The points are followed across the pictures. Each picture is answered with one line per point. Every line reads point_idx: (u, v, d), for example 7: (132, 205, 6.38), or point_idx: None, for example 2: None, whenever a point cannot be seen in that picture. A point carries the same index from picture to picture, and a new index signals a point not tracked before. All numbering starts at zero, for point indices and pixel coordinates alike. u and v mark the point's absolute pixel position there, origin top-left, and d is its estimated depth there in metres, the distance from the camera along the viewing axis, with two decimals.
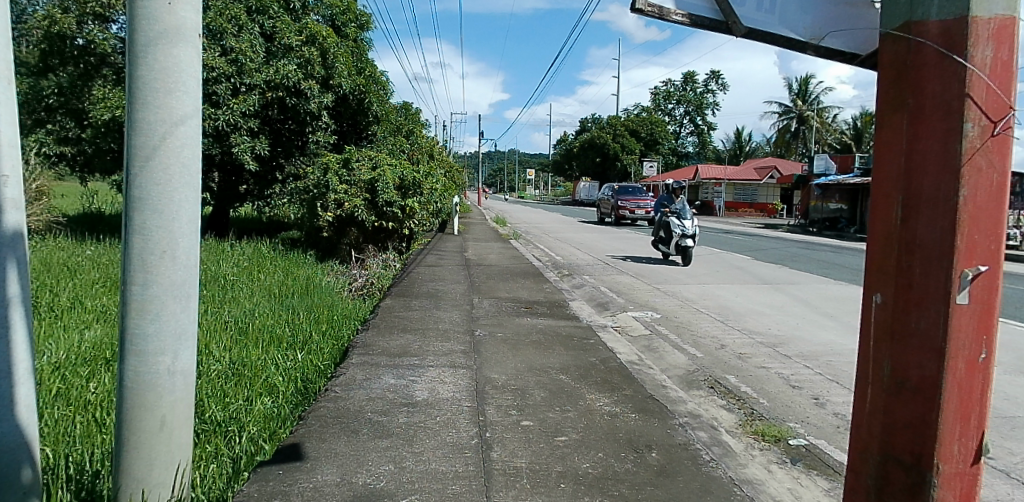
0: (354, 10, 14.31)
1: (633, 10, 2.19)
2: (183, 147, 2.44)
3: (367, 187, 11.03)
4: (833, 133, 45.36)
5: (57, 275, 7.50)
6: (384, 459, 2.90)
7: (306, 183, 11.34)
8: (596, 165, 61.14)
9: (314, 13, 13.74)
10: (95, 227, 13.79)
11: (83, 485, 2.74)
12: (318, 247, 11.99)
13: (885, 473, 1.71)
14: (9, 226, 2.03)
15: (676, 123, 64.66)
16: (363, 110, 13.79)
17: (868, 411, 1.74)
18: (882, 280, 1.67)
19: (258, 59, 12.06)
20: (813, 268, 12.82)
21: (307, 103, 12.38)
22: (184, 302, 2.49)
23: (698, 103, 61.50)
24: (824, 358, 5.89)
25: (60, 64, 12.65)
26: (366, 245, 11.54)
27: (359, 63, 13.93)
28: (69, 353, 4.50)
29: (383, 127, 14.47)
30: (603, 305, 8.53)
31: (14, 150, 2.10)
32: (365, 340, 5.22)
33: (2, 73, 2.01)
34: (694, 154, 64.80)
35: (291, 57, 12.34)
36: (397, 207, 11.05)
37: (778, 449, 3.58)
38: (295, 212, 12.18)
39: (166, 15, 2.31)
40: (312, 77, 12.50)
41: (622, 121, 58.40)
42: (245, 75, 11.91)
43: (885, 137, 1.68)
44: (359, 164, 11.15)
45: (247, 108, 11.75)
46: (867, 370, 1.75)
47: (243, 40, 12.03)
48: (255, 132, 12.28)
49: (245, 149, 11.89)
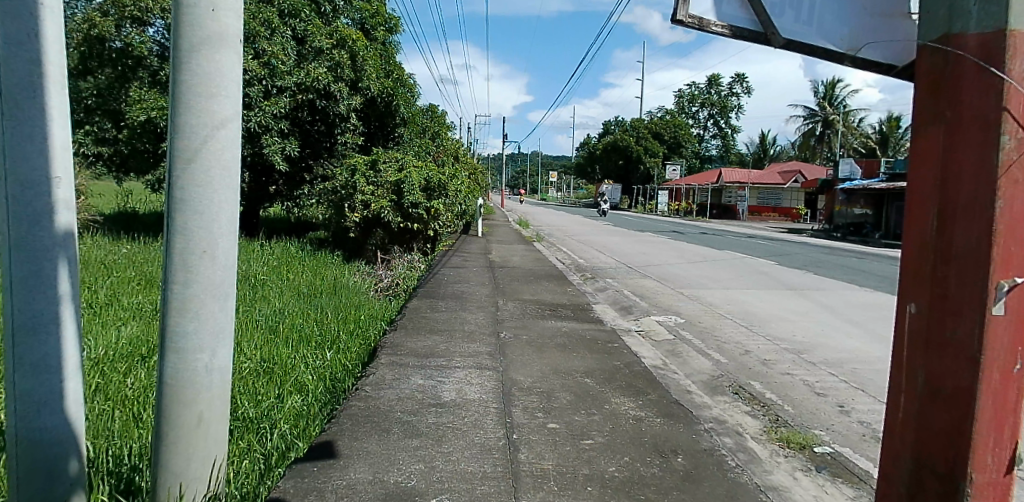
0: (383, 14, 14.46)
1: (674, 21, 2.17)
2: (224, 150, 2.51)
3: (393, 189, 11.04)
4: (860, 137, 44.54)
5: (95, 274, 7.62)
6: (414, 459, 2.94)
7: (334, 184, 11.41)
8: (619, 167, 60.86)
9: (345, 16, 13.91)
10: (130, 225, 14.15)
11: (122, 477, 2.82)
12: (346, 248, 12.05)
13: (919, 480, 1.72)
14: (61, 227, 2.19)
15: (700, 125, 64.01)
16: (390, 112, 13.87)
17: (902, 419, 1.77)
18: (917, 290, 1.69)
19: (290, 61, 12.04)
20: (838, 274, 12.67)
21: (336, 105, 12.63)
22: (223, 301, 2.57)
23: (722, 106, 60.85)
24: (850, 366, 5.83)
25: (99, 67, 12.87)
26: (392, 246, 11.65)
27: (387, 66, 14.03)
28: (108, 348, 4.60)
29: (409, 128, 14.65)
30: (626, 309, 8.49)
31: (67, 154, 2.24)
32: (393, 340, 5.27)
33: (54, 79, 2.15)
34: (717, 156, 64.38)
35: (322, 60, 12.43)
36: (422, 208, 11.05)
37: (803, 456, 3.58)
38: (323, 212, 12.27)
39: (210, 21, 2.39)
40: (342, 79, 12.62)
41: (645, 123, 57.97)
42: (277, 76, 11.80)
43: (919, 154, 1.70)
44: (386, 166, 11.17)
45: (279, 111, 11.77)
46: (901, 378, 1.77)
47: (276, 43, 11.96)
48: (286, 133, 12.40)
49: (276, 150, 11.98)
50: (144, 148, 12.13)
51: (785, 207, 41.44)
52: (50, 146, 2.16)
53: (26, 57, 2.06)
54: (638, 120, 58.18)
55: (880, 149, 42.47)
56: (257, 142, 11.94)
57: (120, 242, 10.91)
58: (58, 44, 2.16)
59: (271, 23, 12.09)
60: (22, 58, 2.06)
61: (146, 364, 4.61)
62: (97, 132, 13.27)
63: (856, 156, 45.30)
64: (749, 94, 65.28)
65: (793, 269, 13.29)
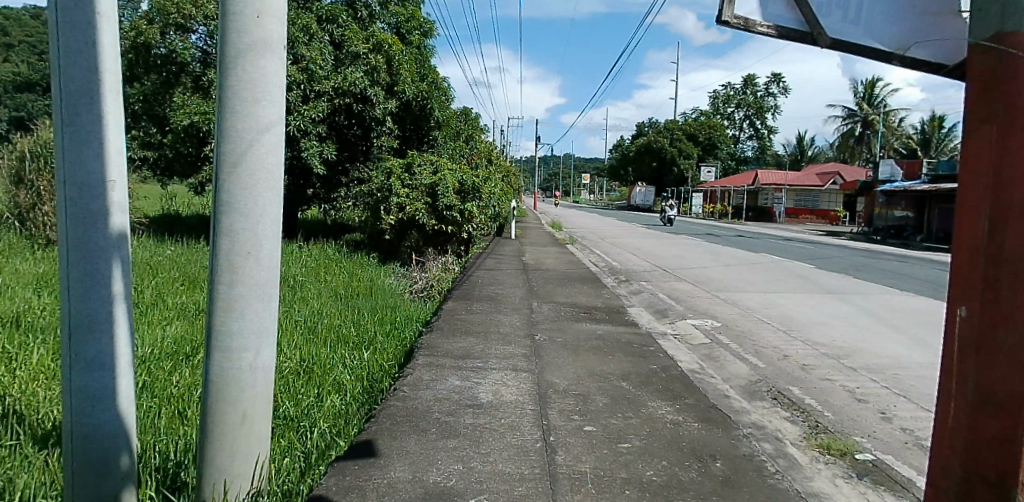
0: (418, 18, 14.58)
1: (720, 22, 2.15)
2: (268, 154, 2.56)
3: (428, 191, 11.12)
4: (901, 137, 43.30)
5: (141, 274, 7.86)
6: (452, 459, 2.95)
7: (371, 187, 11.57)
8: (652, 170, 60.40)
9: (381, 20, 14.12)
10: (174, 227, 14.58)
11: (168, 474, 2.89)
12: (381, 250, 12.20)
13: (968, 490, 1.66)
14: (114, 229, 2.25)
15: (735, 126, 63.11)
16: (425, 115, 14.00)
17: (951, 426, 1.71)
18: (967, 294, 1.63)
19: (327, 66, 12.22)
20: (879, 278, 12.33)
21: (372, 109, 12.75)
22: (267, 301, 2.62)
23: (757, 107, 59.88)
24: (892, 372, 5.68)
25: (145, 73, 13.30)
26: (427, 248, 11.78)
27: (422, 69, 14.13)
28: (155, 347, 4.73)
29: (444, 132, 14.74)
30: (661, 312, 8.41)
31: (121, 158, 2.31)
32: (429, 341, 5.30)
33: (110, 84, 2.22)
34: (752, 158, 63.35)
35: (359, 65, 12.57)
36: (457, 211, 11.11)
37: (844, 463, 3.49)
38: (359, 214, 12.41)
39: (254, 27, 2.44)
40: (378, 83, 12.75)
41: (680, 125, 57.28)
42: (315, 82, 12.06)
43: (970, 153, 1.63)
44: (421, 169, 11.27)
45: (317, 115, 12.01)
46: (950, 385, 1.71)
47: (314, 48, 12.20)
48: (323, 137, 12.61)
49: (314, 154, 12.19)
50: (187, 152, 12.38)
51: (822, 209, 40.58)
52: (105, 149, 2.23)
53: (84, 65, 2.14)
54: (673, 122, 57.56)
55: (923, 149, 41.24)
56: (296, 146, 12.21)
57: (166, 243, 11.24)
58: (114, 51, 2.23)
59: (309, 29, 12.28)
60: (81, 66, 2.13)
61: (190, 363, 4.71)
62: (145, 137, 13.84)
63: (897, 157, 44.12)
64: (785, 94, 64.06)
65: (832, 272, 12.98)
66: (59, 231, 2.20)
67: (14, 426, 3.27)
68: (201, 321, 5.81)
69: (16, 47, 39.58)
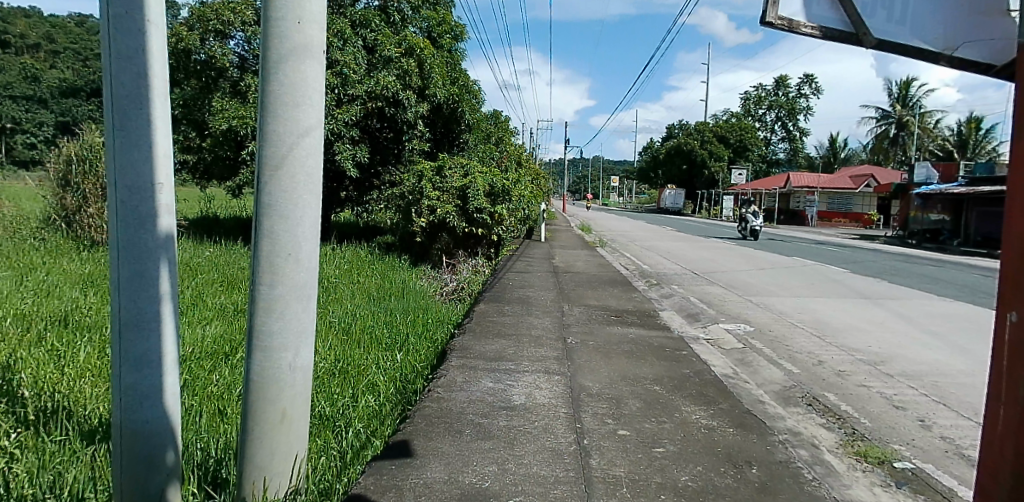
0: (450, 22, 14.67)
1: (764, 23, 2.13)
2: (307, 157, 2.60)
3: (458, 194, 11.19)
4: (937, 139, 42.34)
5: (182, 274, 8.06)
6: (488, 460, 2.96)
7: (402, 189, 11.67)
8: (681, 173, 59.97)
9: (413, 25, 14.26)
10: (212, 228, 14.95)
11: (208, 470, 2.96)
12: (412, 252, 12.29)
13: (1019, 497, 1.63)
14: (162, 231, 2.31)
15: (766, 128, 62.31)
16: (456, 118, 14.08)
17: (1001, 433, 1.67)
18: (1018, 298, 1.59)
19: (361, 71, 12.39)
20: (916, 283, 12.05)
21: (404, 113, 12.82)
22: (305, 302, 2.66)
23: (788, 108, 59.01)
24: (931, 379, 5.55)
25: (185, 78, 13.65)
26: (457, 251, 11.80)
27: (453, 73, 14.22)
28: (196, 346, 4.83)
29: (475, 135, 14.80)
30: (693, 316, 8.34)
31: (169, 161, 2.37)
32: (462, 343, 5.32)
33: (158, 90, 2.28)
34: (783, 160, 62.45)
35: (392, 69, 12.65)
36: (487, 213, 11.14)
37: (882, 471, 3.42)
38: (392, 217, 12.52)
39: (295, 33, 2.48)
40: (410, 87, 12.84)
41: (710, 127, 56.68)
42: (348, 86, 12.25)
43: (1016, 154, 1.61)
44: (452, 172, 11.35)
45: (350, 118, 12.09)
46: (1000, 391, 1.67)
47: (348, 53, 12.38)
48: (356, 141, 12.77)
49: (347, 157, 12.37)
50: (225, 156, 12.65)
51: (855, 213, 39.82)
52: (154, 152, 2.29)
53: (134, 71, 2.20)
54: (704, 124, 56.93)
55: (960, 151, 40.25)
56: (330, 149, 12.38)
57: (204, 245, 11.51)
58: (162, 57, 2.29)
59: (344, 34, 12.45)
60: (131, 71, 2.20)
61: (230, 362, 4.81)
62: (184, 140, 14.07)
63: (934, 159, 43.10)
64: (817, 95, 62.99)
65: (866, 277, 12.73)
66: (110, 232, 2.26)
67: (63, 423, 3.37)
68: (239, 322, 5.91)
69: (61, 53, 40.77)
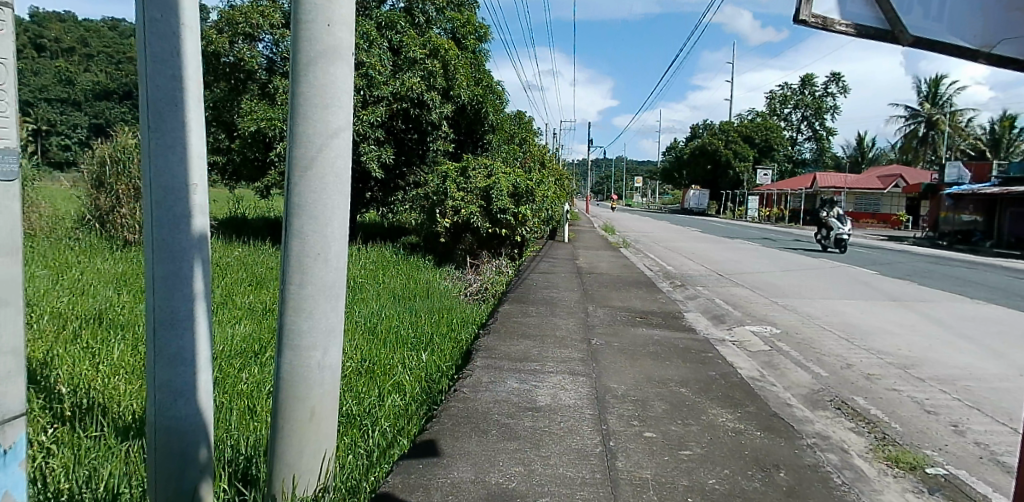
0: (474, 23, 14.74)
1: (796, 22, 2.11)
2: (336, 158, 2.63)
3: (482, 194, 11.21)
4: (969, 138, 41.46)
5: (212, 274, 8.20)
6: (514, 461, 2.97)
7: (427, 190, 11.73)
8: (704, 173, 59.43)
9: (437, 26, 14.33)
10: (241, 228, 15.18)
11: (239, 466, 3.02)
12: (436, 252, 12.35)
13: None
14: (196, 230, 2.36)
15: (791, 128, 61.49)
16: (480, 119, 14.12)
17: None
18: None
19: (386, 72, 12.49)
20: (948, 285, 11.79)
21: (429, 114, 12.89)
22: (334, 301, 2.69)
23: (814, 107, 58.14)
24: (963, 383, 5.43)
25: (214, 81, 13.89)
26: (481, 251, 11.82)
27: (477, 74, 14.28)
28: (227, 345, 4.92)
29: (499, 135, 14.84)
30: (718, 317, 8.26)
31: (202, 162, 2.42)
32: (487, 344, 5.34)
33: (192, 92, 2.32)
34: (809, 159, 61.56)
35: (416, 70, 12.73)
36: (510, 214, 11.16)
37: (914, 477, 3.35)
38: (416, 217, 12.60)
39: (325, 35, 2.51)
40: (435, 88, 12.90)
41: (734, 127, 56.12)
42: (375, 87, 12.34)
43: None
44: (476, 172, 11.38)
45: (375, 119, 12.19)
46: None
47: (373, 54, 12.49)
48: (381, 141, 12.85)
49: (373, 158, 12.46)
50: (254, 157, 12.82)
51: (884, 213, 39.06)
52: (188, 154, 2.34)
53: (169, 74, 2.24)
54: (728, 124, 56.38)
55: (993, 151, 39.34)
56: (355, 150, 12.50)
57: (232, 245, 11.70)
58: (195, 60, 2.34)
59: (370, 35, 12.55)
60: (166, 73, 2.24)
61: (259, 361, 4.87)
62: (215, 142, 14.32)
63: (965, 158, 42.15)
64: (844, 94, 61.98)
65: (896, 279, 12.49)
66: (145, 232, 2.31)
67: (99, 419, 3.45)
68: (267, 321, 6.00)
69: (95, 57, 41.55)
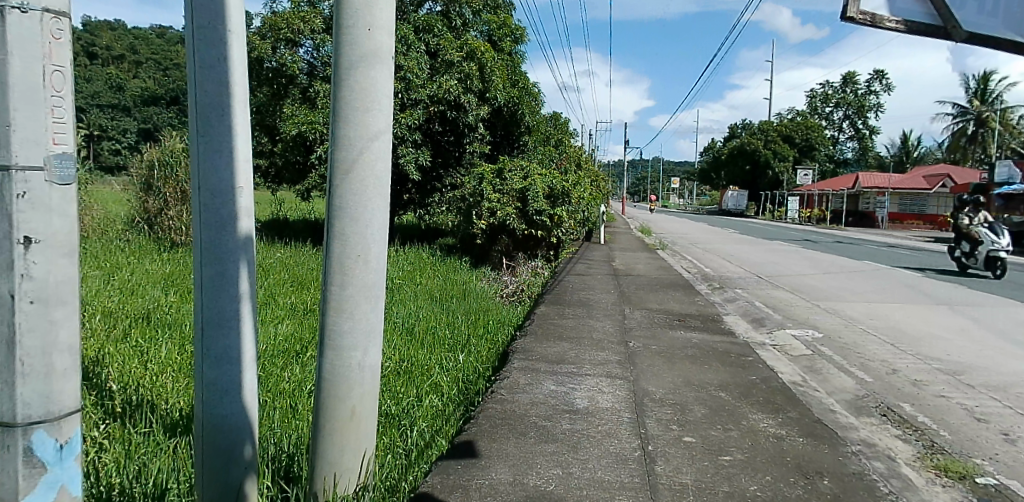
0: (510, 25, 14.79)
1: (844, 18, 2.68)
2: (376, 161, 2.67)
3: (518, 195, 11.23)
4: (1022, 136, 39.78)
5: (256, 275, 8.42)
6: (552, 463, 2.97)
7: (462, 192, 11.79)
8: (742, 173, 58.38)
9: (474, 29, 14.42)
10: (283, 230, 15.50)
11: (282, 464, 3.10)
12: (472, 253, 12.44)
13: None
14: (242, 232, 2.42)
15: (831, 126, 59.94)
16: (516, 121, 14.14)
17: None
18: None
19: (424, 75, 12.65)
20: (1001, 289, 11.32)
21: (466, 116, 12.95)
22: (374, 302, 2.73)
23: (856, 105, 56.57)
24: (1017, 391, 5.22)
25: (257, 86, 14.25)
26: (517, 253, 11.82)
27: (513, 76, 14.31)
28: (270, 344, 5.05)
29: (534, 137, 14.84)
30: (759, 320, 8.12)
31: (248, 166, 2.48)
32: (524, 345, 5.35)
33: (239, 98, 2.39)
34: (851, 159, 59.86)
35: (453, 72, 12.79)
36: (546, 215, 11.15)
37: (964, 487, 3.24)
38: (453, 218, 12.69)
39: (365, 40, 2.55)
40: (472, 90, 12.97)
41: (773, 126, 55.07)
42: (412, 90, 12.51)
43: None
44: (511, 174, 11.40)
45: (413, 122, 12.34)
46: None
47: (411, 58, 12.65)
48: (418, 144, 12.99)
49: (410, 160, 12.59)
50: (295, 159, 13.10)
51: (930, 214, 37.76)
52: (235, 158, 2.40)
53: (217, 79, 2.30)
54: (767, 123, 55.36)
55: None
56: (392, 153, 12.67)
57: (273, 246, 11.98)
58: (241, 66, 2.39)
59: (408, 39, 12.73)
60: (214, 79, 2.30)
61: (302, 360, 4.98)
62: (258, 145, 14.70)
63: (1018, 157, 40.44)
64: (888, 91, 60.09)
65: (944, 282, 12.06)
66: (194, 234, 2.38)
67: (149, 415, 3.58)
68: (309, 321, 6.13)
69: (143, 64, 42.90)
